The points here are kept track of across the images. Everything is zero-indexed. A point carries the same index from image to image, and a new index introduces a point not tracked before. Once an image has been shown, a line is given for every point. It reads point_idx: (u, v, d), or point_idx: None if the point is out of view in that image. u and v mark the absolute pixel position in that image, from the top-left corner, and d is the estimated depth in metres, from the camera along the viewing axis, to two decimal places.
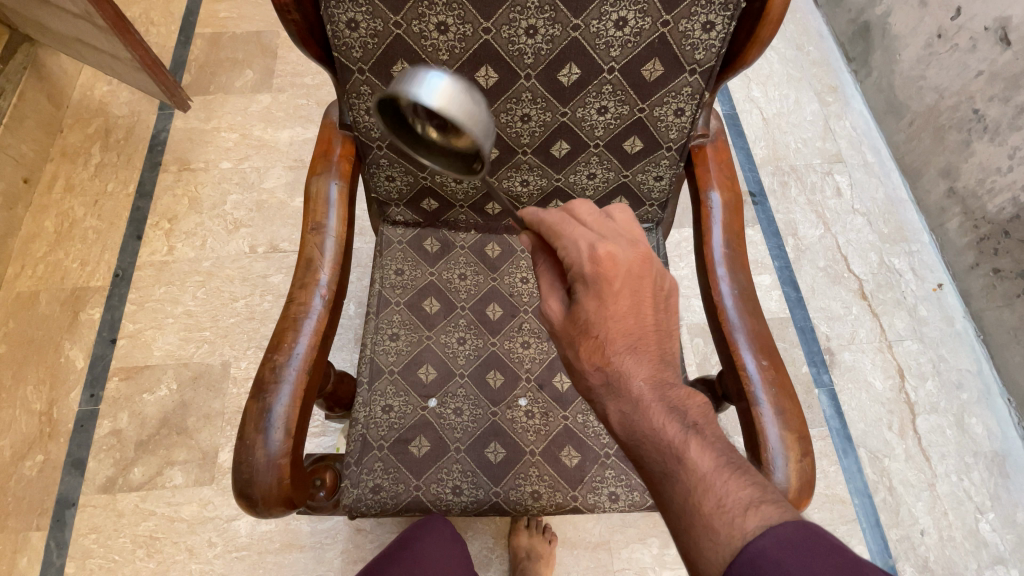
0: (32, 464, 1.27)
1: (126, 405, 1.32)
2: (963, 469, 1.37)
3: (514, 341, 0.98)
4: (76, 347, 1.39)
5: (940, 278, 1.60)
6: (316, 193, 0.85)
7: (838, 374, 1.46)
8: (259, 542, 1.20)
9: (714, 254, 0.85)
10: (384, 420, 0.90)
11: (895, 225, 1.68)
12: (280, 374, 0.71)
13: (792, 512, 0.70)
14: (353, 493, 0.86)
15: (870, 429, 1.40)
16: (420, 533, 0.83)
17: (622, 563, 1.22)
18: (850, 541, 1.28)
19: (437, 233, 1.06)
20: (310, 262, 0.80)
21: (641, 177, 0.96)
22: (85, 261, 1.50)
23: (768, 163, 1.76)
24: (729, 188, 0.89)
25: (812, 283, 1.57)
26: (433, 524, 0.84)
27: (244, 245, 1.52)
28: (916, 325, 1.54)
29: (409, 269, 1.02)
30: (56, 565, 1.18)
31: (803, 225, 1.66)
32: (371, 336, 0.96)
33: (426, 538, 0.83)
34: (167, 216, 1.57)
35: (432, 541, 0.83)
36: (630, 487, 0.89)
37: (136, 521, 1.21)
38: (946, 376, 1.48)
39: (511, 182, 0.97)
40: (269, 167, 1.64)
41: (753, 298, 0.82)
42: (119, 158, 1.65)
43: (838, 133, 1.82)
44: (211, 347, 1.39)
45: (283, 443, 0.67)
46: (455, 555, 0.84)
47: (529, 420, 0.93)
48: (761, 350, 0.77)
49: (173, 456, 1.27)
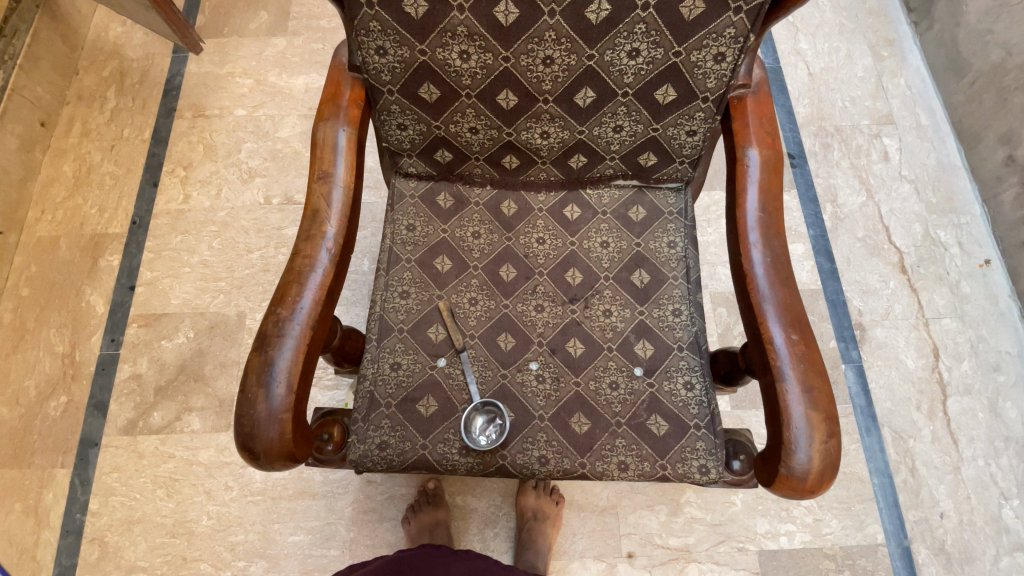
0: (56, 404, 1.31)
1: (145, 350, 1.35)
2: (991, 454, 1.30)
3: (527, 304, 0.95)
4: (96, 293, 1.41)
5: (987, 254, 1.49)
6: (323, 139, 0.80)
7: (868, 350, 1.39)
8: (274, 488, 1.23)
9: (747, 218, 0.79)
10: (392, 378, 0.89)
11: (944, 195, 1.55)
12: (283, 329, 0.68)
13: (811, 494, 0.66)
14: (359, 449, 0.85)
15: (897, 409, 1.34)
16: (405, 555, 0.88)
17: (629, 528, 1.23)
18: (865, 520, 1.24)
19: (451, 187, 1.01)
20: (317, 213, 0.77)
21: (673, 131, 0.89)
22: (103, 207, 1.50)
23: (810, 123, 1.63)
24: (770, 145, 0.81)
25: (848, 254, 1.48)
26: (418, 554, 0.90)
27: (259, 196, 1.49)
28: (957, 303, 1.44)
29: (420, 225, 0.98)
30: (80, 502, 1.23)
31: (844, 192, 1.55)
32: (381, 293, 0.94)
33: (412, 554, 0.88)
34: (182, 163, 1.54)
35: (417, 554, 0.87)
36: (640, 457, 0.85)
37: (155, 463, 1.25)
38: (984, 357, 1.39)
39: (531, 133, 0.91)
40: (284, 116, 1.59)
41: (787, 266, 0.76)
42: (134, 103, 1.63)
43: (890, 92, 1.67)
44: (227, 297, 1.39)
45: (285, 398, 0.66)
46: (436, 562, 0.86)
47: (540, 384, 0.90)
48: (791, 323, 0.71)
49: (191, 403, 1.30)
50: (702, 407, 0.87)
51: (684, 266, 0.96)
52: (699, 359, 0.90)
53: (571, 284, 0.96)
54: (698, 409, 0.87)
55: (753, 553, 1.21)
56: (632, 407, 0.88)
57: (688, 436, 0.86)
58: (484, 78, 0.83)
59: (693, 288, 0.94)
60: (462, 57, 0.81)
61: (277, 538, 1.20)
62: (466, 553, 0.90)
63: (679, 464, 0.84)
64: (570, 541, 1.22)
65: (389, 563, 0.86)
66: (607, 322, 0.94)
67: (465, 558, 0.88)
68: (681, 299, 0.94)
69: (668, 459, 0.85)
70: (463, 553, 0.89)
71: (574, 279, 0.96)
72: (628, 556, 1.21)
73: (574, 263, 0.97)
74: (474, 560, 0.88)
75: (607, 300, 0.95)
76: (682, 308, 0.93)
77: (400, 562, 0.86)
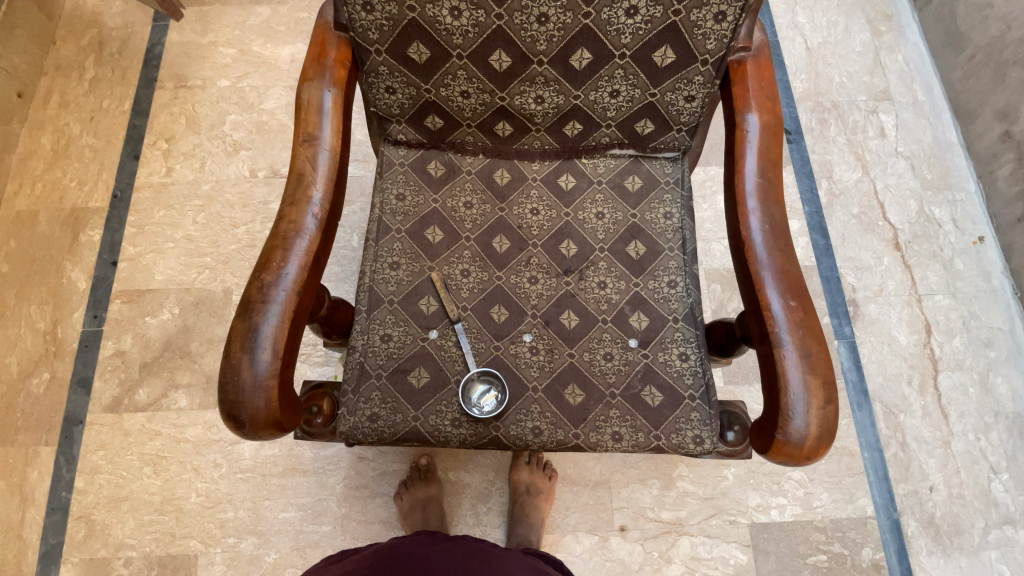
0: (38, 382, 1.28)
1: (129, 327, 1.31)
2: (981, 429, 1.32)
3: (521, 276, 0.93)
4: (77, 268, 1.37)
5: (981, 231, 1.49)
6: (307, 100, 0.77)
7: (861, 326, 1.39)
8: (264, 465, 1.21)
9: (745, 185, 0.77)
10: (383, 349, 0.87)
11: (939, 171, 1.54)
12: (268, 294, 0.66)
13: (807, 461, 0.65)
14: (349, 421, 0.83)
15: (888, 384, 1.34)
16: (402, 540, 0.85)
17: (622, 502, 1.23)
18: (855, 493, 1.25)
19: (442, 156, 0.98)
20: (302, 177, 0.74)
21: (670, 97, 0.87)
22: (82, 180, 1.45)
23: (807, 98, 1.61)
24: (770, 110, 0.79)
25: (843, 231, 1.47)
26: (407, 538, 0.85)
27: (244, 169, 1.45)
28: (950, 280, 1.44)
29: (410, 194, 0.96)
30: (66, 479, 1.20)
31: (840, 168, 1.54)
32: (370, 263, 0.92)
33: (409, 539, 0.84)
34: (164, 135, 1.50)
35: (414, 539, 0.84)
36: (634, 427, 0.84)
37: (142, 440, 1.23)
38: (976, 333, 1.40)
39: (525, 98, 0.88)
40: (269, 87, 1.55)
41: (785, 233, 0.74)
42: (113, 73, 1.57)
43: (887, 67, 1.65)
44: (213, 273, 1.36)
45: (271, 365, 0.64)
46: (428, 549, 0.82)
47: (534, 355, 0.88)
48: (789, 289, 0.70)
49: (177, 379, 1.27)
50: (697, 378, 0.86)
51: (680, 238, 0.94)
52: (695, 331, 0.89)
53: (566, 256, 0.94)
54: (693, 380, 0.86)
55: (744, 526, 1.22)
56: (626, 378, 0.87)
57: (682, 406, 0.85)
58: (476, 37, 0.81)
59: (689, 259, 0.93)
60: (453, 14, 0.78)
61: (268, 514, 1.18)
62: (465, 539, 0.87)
63: (673, 435, 0.84)
64: (563, 515, 1.23)
65: (385, 547, 0.83)
66: (602, 294, 0.92)
67: (464, 542, 0.85)
68: (677, 270, 0.92)
69: (663, 430, 0.84)
70: (461, 538, 0.86)
71: (568, 250, 0.94)
72: (621, 530, 1.21)
73: (569, 234, 0.95)
74: (474, 544, 0.85)
75: (601, 271, 0.93)
76: (677, 279, 0.92)
77: (396, 546, 0.82)
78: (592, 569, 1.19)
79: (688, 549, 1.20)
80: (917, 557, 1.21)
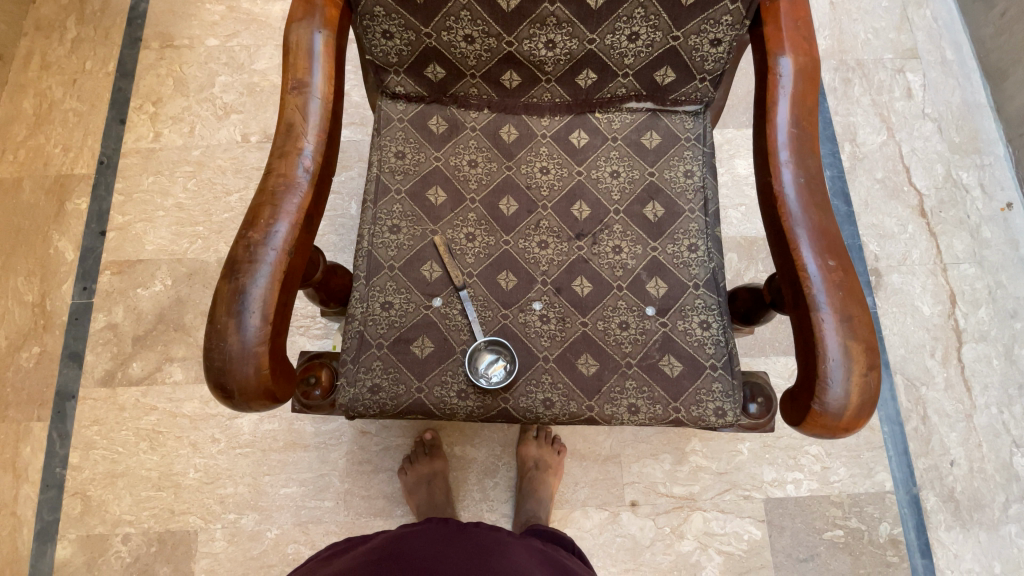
0: (28, 356, 1.23)
1: (120, 299, 1.26)
2: (1004, 402, 1.26)
3: (530, 240, 0.87)
4: (64, 239, 1.31)
5: (1010, 197, 1.42)
6: (296, 43, 0.70)
7: (883, 297, 1.33)
8: (263, 440, 1.18)
9: (778, 135, 0.70)
10: (384, 318, 0.82)
11: (968, 134, 1.46)
12: (256, 254, 0.60)
13: (845, 433, 0.60)
14: (348, 393, 0.79)
15: (910, 355, 1.29)
16: (411, 529, 0.80)
17: (632, 477, 1.19)
18: (874, 468, 1.21)
19: (444, 110, 0.90)
20: (291, 127, 0.67)
21: (694, 40, 0.80)
22: (67, 146, 1.38)
23: (830, 56, 1.52)
24: (806, 52, 0.72)
25: (866, 196, 1.40)
26: (421, 526, 0.80)
27: (236, 134, 1.38)
28: (976, 249, 1.37)
29: (410, 152, 0.89)
30: (60, 455, 1.17)
31: (863, 130, 1.45)
32: (368, 226, 0.86)
33: (417, 527, 0.79)
34: (150, 98, 1.42)
35: (423, 527, 0.79)
36: (652, 399, 0.79)
37: (137, 415, 1.19)
38: (1002, 304, 1.34)
39: (535, 43, 0.82)
40: (260, 46, 1.46)
41: (822, 187, 0.68)
42: (96, 33, 1.48)
43: (915, 23, 1.55)
44: (205, 243, 1.30)
45: (260, 330, 0.59)
46: (440, 541, 0.76)
47: (544, 324, 0.83)
48: (827, 247, 0.64)
49: (172, 352, 1.23)
50: (719, 347, 0.81)
51: (702, 198, 0.87)
52: (717, 298, 0.83)
53: (578, 219, 0.88)
54: (714, 349, 0.81)
55: (758, 501, 1.19)
56: (643, 347, 0.82)
57: (703, 376, 0.80)
58: None
59: (712, 222, 0.86)
60: None
61: (268, 490, 1.15)
62: (477, 526, 0.82)
63: (694, 407, 0.79)
64: (572, 490, 1.19)
65: (393, 538, 0.78)
66: (617, 259, 0.86)
67: (477, 530, 0.80)
68: (699, 233, 0.86)
69: (682, 402, 0.79)
70: (473, 526, 0.82)
71: (581, 213, 0.88)
72: (632, 505, 1.18)
73: (582, 195, 0.89)
74: (487, 533, 0.80)
75: (616, 235, 0.87)
76: (698, 243, 0.86)
77: (405, 536, 0.77)
78: (602, 545, 1.16)
79: (700, 525, 1.17)
80: (935, 532, 1.18)
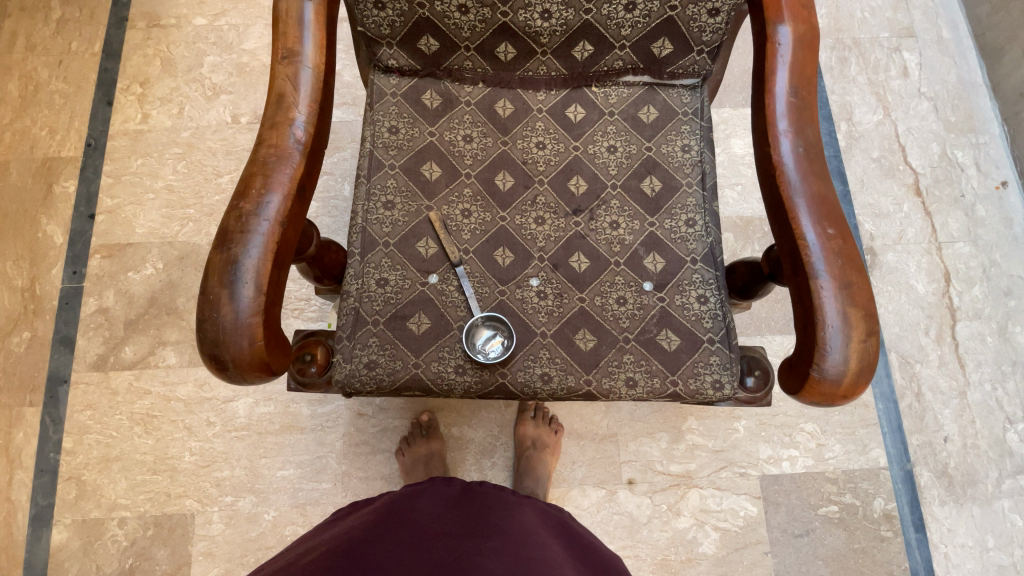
0: (19, 341, 1.22)
1: (111, 283, 1.24)
2: (998, 378, 1.28)
3: (527, 216, 0.86)
4: (52, 222, 1.29)
5: (1005, 175, 1.42)
6: (286, 11, 0.68)
7: (878, 275, 1.34)
8: (259, 423, 1.17)
9: (776, 104, 0.69)
10: (380, 294, 0.81)
11: (963, 113, 1.46)
12: (248, 224, 0.59)
13: (843, 400, 0.61)
14: (345, 369, 0.78)
15: (905, 333, 1.30)
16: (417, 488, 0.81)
17: (630, 456, 1.20)
18: (868, 445, 1.22)
19: (438, 84, 0.89)
20: (282, 98, 0.66)
21: (691, 11, 0.80)
22: (54, 128, 1.35)
23: (827, 35, 1.51)
24: (805, 20, 0.71)
25: (862, 175, 1.40)
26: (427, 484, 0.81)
27: (226, 115, 1.36)
28: (972, 227, 1.38)
29: (404, 127, 0.87)
30: (53, 440, 1.16)
31: (860, 110, 1.45)
32: (362, 202, 0.84)
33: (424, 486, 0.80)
34: (138, 79, 1.39)
35: (430, 487, 0.80)
36: (650, 372, 0.79)
37: (131, 400, 1.18)
38: (996, 281, 1.34)
39: (530, 13, 0.81)
40: (249, 25, 1.43)
41: (820, 156, 0.67)
42: (81, 13, 1.44)
43: (912, 2, 1.54)
44: (197, 226, 1.28)
45: (254, 301, 0.58)
46: (446, 500, 0.78)
47: (542, 300, 0.82)
48: (826, 216, 0.64)
49: (165, 336, 1.21)
50: (717, 321, 0.81)
51: (699, 172, 0.87)
52: (715, 272, 0.83)
53: (575, 194, 0.87)
54: (712, 323, 0.80)
55: (755, 478, 1.19)
56: (641, 322, 0.81)
57: (701, 350, 0.80)
58: None
59: (709, 196, 0.86)
60: None
61: (265, 472, 1.15)
62: (482, 487, 0.84)
63: (691, 380, 0.78)
64: (570, 470, 1.19)
65: (398, 498, 0.78)
66: (614, 234, 0.85)
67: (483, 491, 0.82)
68: (696, 208, 0.85)
69: (680, 375, 0.79)
70: (479, 486, 0.83)
71: (578, 188, 0.87)
72: (629, 483, 1.18)
73: (579, 170, 0.88)
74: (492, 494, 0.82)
75: (614, 210, 0.86)
76: (696, 218, 0.85)
77: (412, 495, 0.78)
78: (600, 522, 1.16)
79: (697, 501, 1.17)
80: (929, 507, 1.19)
